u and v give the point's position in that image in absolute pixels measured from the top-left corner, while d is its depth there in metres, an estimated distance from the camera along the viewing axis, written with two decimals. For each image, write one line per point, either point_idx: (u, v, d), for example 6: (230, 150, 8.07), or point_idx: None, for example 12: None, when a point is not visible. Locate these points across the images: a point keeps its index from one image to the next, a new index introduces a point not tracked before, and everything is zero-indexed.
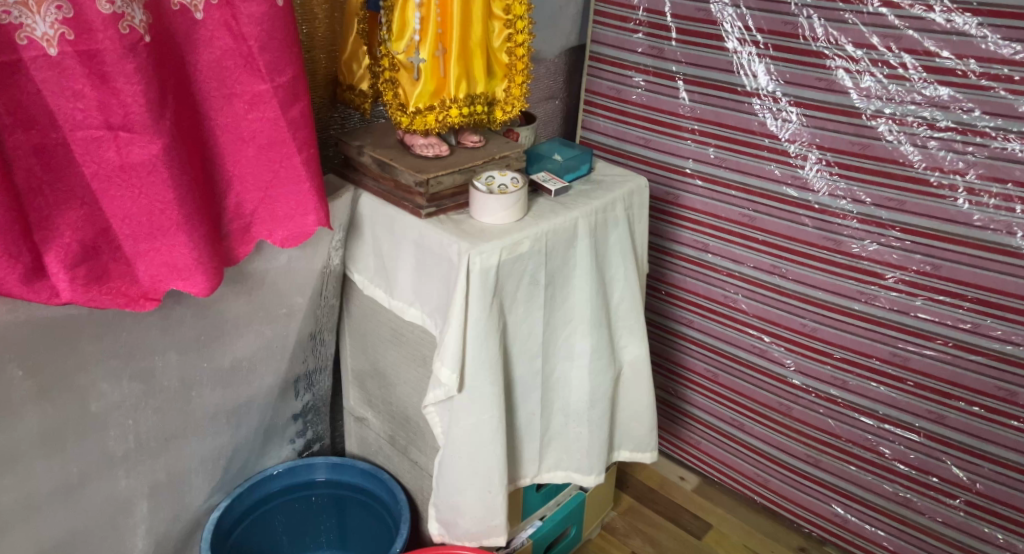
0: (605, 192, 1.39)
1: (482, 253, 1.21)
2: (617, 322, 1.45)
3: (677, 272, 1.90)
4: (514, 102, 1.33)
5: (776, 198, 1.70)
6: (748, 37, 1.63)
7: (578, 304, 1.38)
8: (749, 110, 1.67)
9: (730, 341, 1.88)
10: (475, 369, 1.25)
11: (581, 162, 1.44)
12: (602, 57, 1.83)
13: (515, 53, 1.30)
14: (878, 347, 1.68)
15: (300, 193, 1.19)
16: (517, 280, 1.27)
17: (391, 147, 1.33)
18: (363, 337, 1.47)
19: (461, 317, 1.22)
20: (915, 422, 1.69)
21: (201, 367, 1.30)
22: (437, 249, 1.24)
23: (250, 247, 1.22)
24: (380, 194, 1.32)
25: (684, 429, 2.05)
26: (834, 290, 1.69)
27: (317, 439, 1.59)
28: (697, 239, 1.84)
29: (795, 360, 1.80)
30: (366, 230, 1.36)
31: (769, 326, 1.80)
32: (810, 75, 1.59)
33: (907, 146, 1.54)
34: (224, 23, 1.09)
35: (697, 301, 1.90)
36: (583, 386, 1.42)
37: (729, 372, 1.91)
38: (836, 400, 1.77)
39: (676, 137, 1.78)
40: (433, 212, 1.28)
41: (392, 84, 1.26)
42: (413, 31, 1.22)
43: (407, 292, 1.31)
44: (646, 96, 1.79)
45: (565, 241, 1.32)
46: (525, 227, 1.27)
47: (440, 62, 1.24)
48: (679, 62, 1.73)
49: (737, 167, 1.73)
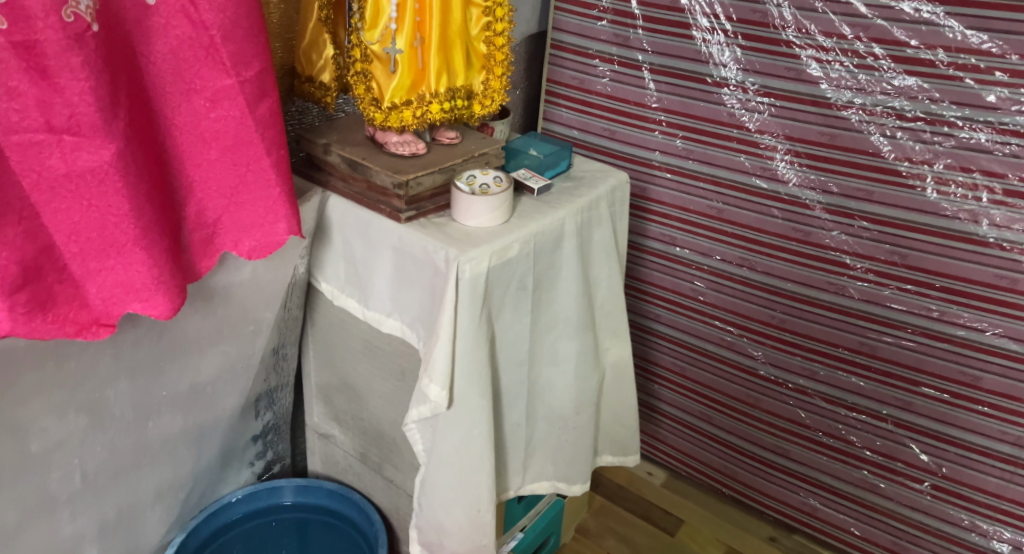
0: (588, 189, 1.32)
1: (471, 259, 1.12)
2: (602, 323, 1.38)
3: (646, 267, 1.84)
4: (494, 96, 1.24)
5: (744, 190, 1.66)
6: (716, 25, 1.58)
7: (564, 307, 1.30)
8: (718, 101, 1.62)
9: (698, 335, 1.82)
10: (464, 383, 1.16)
11: (559, 158, 1.36)
12: (564, 45, 1.75)
13: (494, 43, 1.21)
14: (848, 337, 1.64)
15: (270, 198, 1.04)
16: (505, 286, 1.19)
17: (362, 144, 1.23)
18: (330, 350, 1.36)
19: (450, 329, 1.12)
20: (881, 410, 1.65)
21: (159, 395, 1.11)
22: (421, 256, 1.14)
23: (215, 261, 1.05)
24: (351, 196, 1.21)
25: (652, 425, 1.98)
26: (802, 281, 1.65)
27: (277, 460, 1.48)
28: (665, 233, 1.78)
29: (763, 352, 1.74)
30: (335, 235, 1.24)
31: (738, 319, 1.75)
32: (778, 65, 1.55)
33: (877, 137, 1.50)
34: (182, 9, 0.92)
35: (664, 296, 1.83)
36: (569, 392, 1.35)
37: (697, 365, 1.84)
38: (806, 390, 1.72)
39: (642, 128, 1.72)
40: (413, 216, 1.18)
41: (364, 76, 1.14)
42: (388, 19, 1.11)
43: (385, 302, 1.21)
44: (611, 86, 1.73)
45: (552, 242, 1.24)
46: (514, 230, 1.19)
47: (418, 53, 1.14)
48: (644, 50, 1.66)
49: (705, 159, 1.68)
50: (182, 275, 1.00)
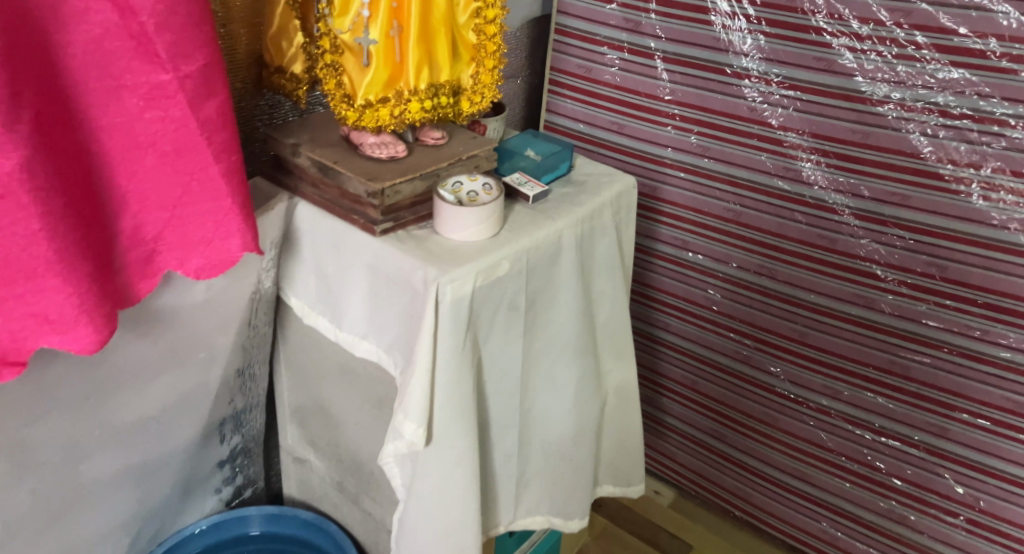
0: (591, 196, 1.18)
1: (453, 280, 0.98)
2: (604, 345, 1.24)
3: (656, 273, 1.69)
4: (483, 92, 1.10)
5: (764, 192, 1.51)
6: (737, 9, 1.42)
7: (562, 329, 1.16)
8: (738, 94, 1.47)
9: (710, 347, 1.67)
10: (445, 420, 1.03)
11: (560, 161, 1.22)
12: (568, 30, 1.60)
13: (485, 31, 1.06)
14: (877, 355, 1.49)
15: (219, 211, 0.91)
16: (494, 308, 1.05)
17: (335, 145, 1.09)
18: (303, 370, 1.24)
19: (429, 360, 0.98)
20: (913, 435, 1.50)
21: (94, 433, 0.96)
22: (397, 276, 1.00)
23: (156, 281, 0.91)
24: (321, 204, 1.08)
25: (660, 440, 1.84)
26: (827, 292, 1.50)
27: (248, 485, 1.36)
28: (677, 236, 1.64)
29: (782, 367, 1.60)
30: (304, 247, 1.11)
31: (755, 331, 1.60)
32: (807, 54, 1.38)
33: (916, 136, 1.34)
34: None
35: (675, 304, 1.69)
36: (567, 421, 1.22)
37: (709, 379, 1.70)
38: (827, 411, 1.58)
39: (653, 122, 1.57)
40: (390, 228, 1.04)
41: (333, 69, 1.01)
42: (360, 5, 0.97)
43: (359, 323, 1.08)
44: (620, 75, 1.58)
45: (548, 257, 1.10)
46: (504, 245, 1.05)
47: (396, 43, 0.99)
48: (657, 37, 1.51)
49: (722, 157, 1.53)
50: (114, 300, 0.86)
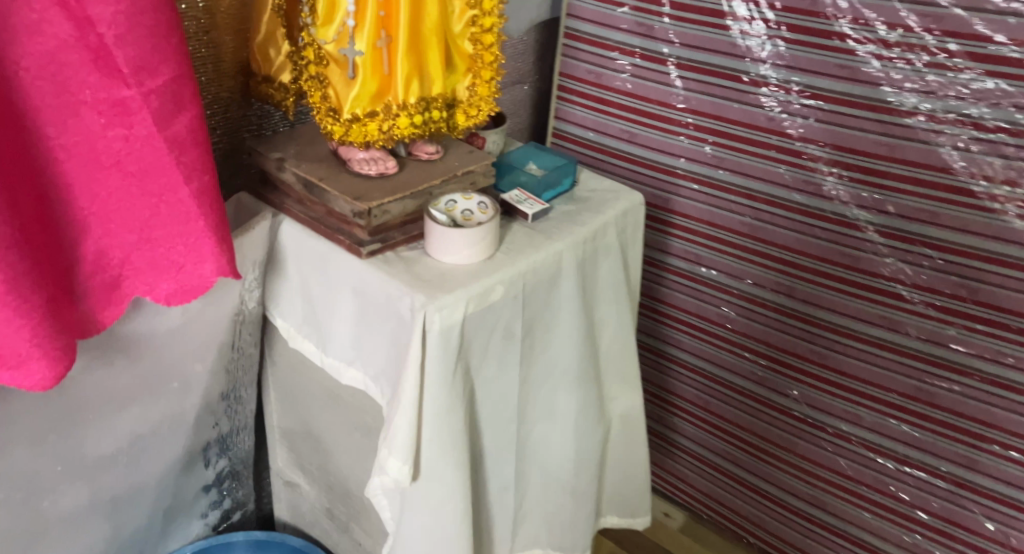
0: (594, 214, 1.11)
1: (442, 308, 0.91)
2: (607, 371, 1.18)
3: (668, 288, 1.61)
4: (480, 104, 1.04)
5: (782, 206, 1.42)
6: (755, 14, 1.33)
7: (562, 356, 1.09)
8: (755, 103, 1.38)
9: (725, 366, 1.59)
10: (433, 455, 0.96)
11: (563, 176, 1.16)
12: (579, 34, 1.53)
13: (481, 40, 1.00)
14: (902, 382, 1.39)
15: (191, 234, 0.85)
16: (487, 335, 0.98)
17: (322, 160, 1.03)
18: (291, 393, 1.18)
19: (415, 393, 0.92)
20: (940, 466, 1.40)
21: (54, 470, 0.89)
22: (383, 302, 0.94)
23: (123, 309, 0.85)
24: (307, 222, 1.02)
25: (672, 461, 1.77)
26: (849, 312, 1.40)
27: (237, 508, 1.30)
28: (689, 251, 1.56)
29: (800, 391, 1.51)
30: (290, 267, 1.05)
31: (771, 352, 1.52)
32: (830, 61, 1.29)
33: (947, 149, 1.24)
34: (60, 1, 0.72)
35: (687, 320, 1.61)
36: (568, 452, 1.15)
37: (723, 400, 1.62)
38: (847, 437, 1.48)
39: (666, 131, 1.50)
40: (377, 249, 0.98)
41: (318, 81, 0.94)
42: (344, 14, 0.90)
43: (345, 349, 1.02)
44: (631, 82, 1.50)
45: (547, 281, 1.03)
46: (498, 268, 0.98)
47: (384, 54, 0.93)
48: (671, 42, 1.43)
49: (738, 169, 1.44)
50: (72, 330, 0.81)
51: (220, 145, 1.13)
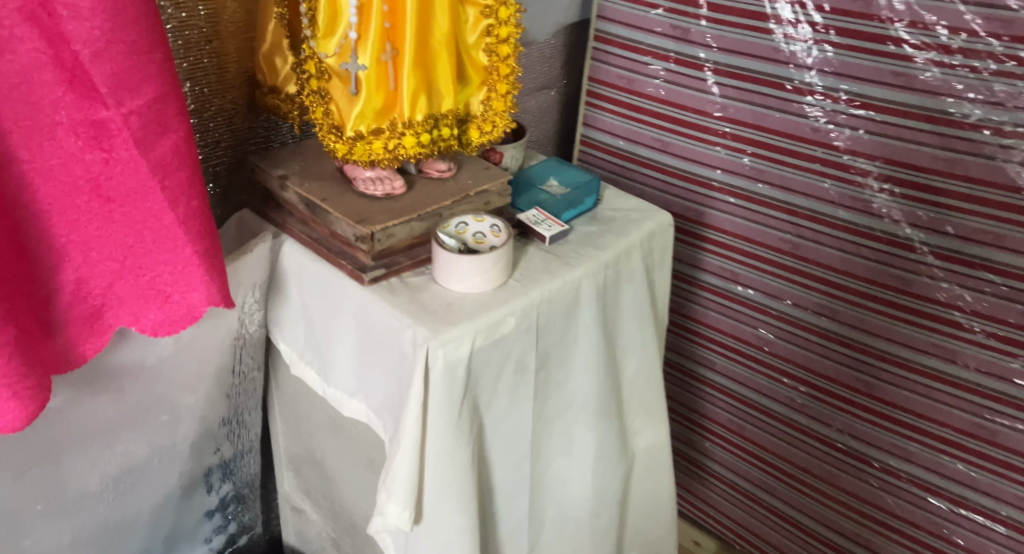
0: (617, 237, 1.03)
1: (447, 343, 0.85)
2: (631, 403, 1.10)
3: (700, 306, 1.48)
4: (495, 120, 0.97)
5: (826, 222, 1.27)
6: (801, 15, 1.19)
7: (579, 389, 1.02)
8: (798, 112, 1.24)
9: (761, 391, 1.45)
10: (435, 497, 0.90)
11: (584, 194, 1.08)
12: (609, 37, 1.40)
13: (496, 52, 0.94)
14: (958, 417, 1.24)
15: (178, 262, 0.79)
16: (497, 369, 0.91)
17: (326, 178, 0.97)
18: (296, 418, 1.13)
19: (417, 433, 0.86)
20: (1000, 510, 1.26)
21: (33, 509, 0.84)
22: (385, 334, 0.88)
23: (105, 340, 0.80)
24: (309, 243, 0.96)
25: (702, 486, 1.63)
26: (900, 340, 1.26)
27: (244, 531, 1.25)
28: (724, 267, 1.42)
29: (843, 421, 1.37)
30: (292, 290, 1.00)
31: (812, 378, 1.38)
32: (884, 68, 1.14)
33: (1016, 166, 1.09)
34: (30, 16, 0.67)
35: (721, 340, 1.48)
36: (586, 488, 1.08)
37: (759, 426, 1.48)
38: (896, 473, 1.34)
39: (701, 141, 1.36)
40: (381, 275, 0.92)
41: (319, 96, 0.87)
42: (347, 24, 0.84)
43: (348, 379, 0.96)
44: (663, 88, 1.37)
45: (563, 310, 0.96)
46: (510, 297, 0.91)
47: (389, 68, 0.87)
48: (707, 46, 1.29)
49: (779, 182, 1.30)
50: (48, 365, 0.76)
51: (225, 160, 1.07)
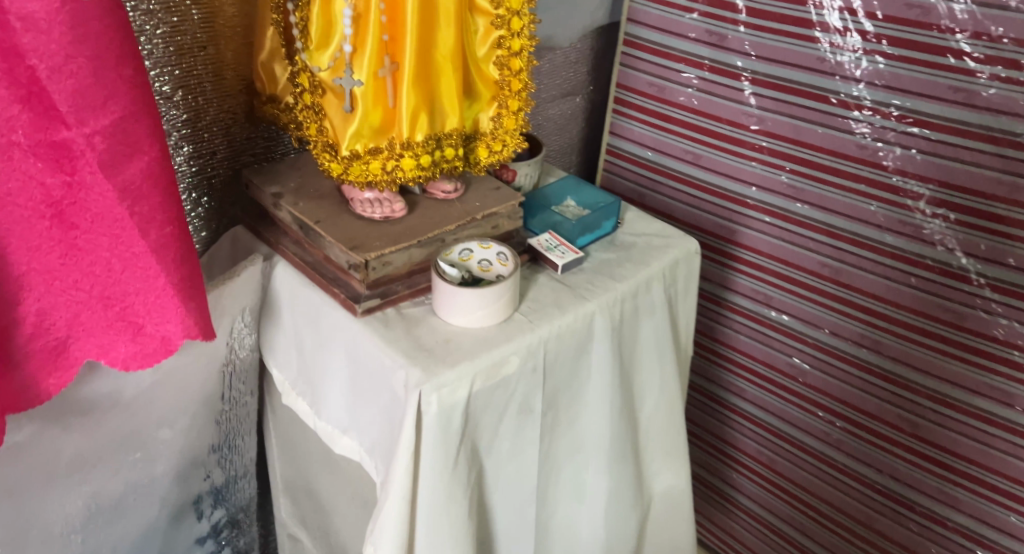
0: (638, 266, 0.95)
1: (442, 387, 0.77)
2: (649, 443, 1.02)
3: (730, 329, 1.36)
4: (505, 139, 0.89)
5: (870, 247, 1.15)
6: (850, 23, 1.07)
7: (592, 432, 0.93)
8: (844, 128, 1.12)
9: (794, 424, 1.34)
10: (429, 551, 0.82)
11: (603, 218, 1.00)
12: (639, 41, 1.29)
13: (508, 66, 0.86)
14: (1014, 465, 1.13)
15: (150, 293, 0.73)
16: (499, 413, 0.83)
17: (322, 196, 0.90)
18: (292, 445, 1.06)
19: (408, 483, 0.78)
20: None
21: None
22: (377, 372, 0.81)
23: (72, 375, 0.74)
24: (301, 267, 0.90)
25: (727, 518, 1.52)
26: (952, 379, 1.14)
27: None
28: (757, 290, 1.30)
29: (883, 461, 1.26)
30: (285, 315, 0.93)
31: (849, 413, 1.27)
32: (941, 83, 1.03)
33: None
34: None
35: (751, 367, 1.36)
36: (597, 535, 1.00)
37: (790, 460, 1.37)
38: (942, 521, 1.22)
39: (736, 154, 1.24)
40: (376, 306, 0.85)
41: (313, 112, 0.81)
42: (341, 36, 0.77)
43: (340, 414, 0.89)
44: (697, 98, 1.26)
45: (575, 348, 0.87)
46: (514, 334, 0.83)
47: (388, 84, 0.80)
48: (745, 54, 1.18)
49: (819, 202, 1.18)
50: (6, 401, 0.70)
51: (221, 173, 1.01)
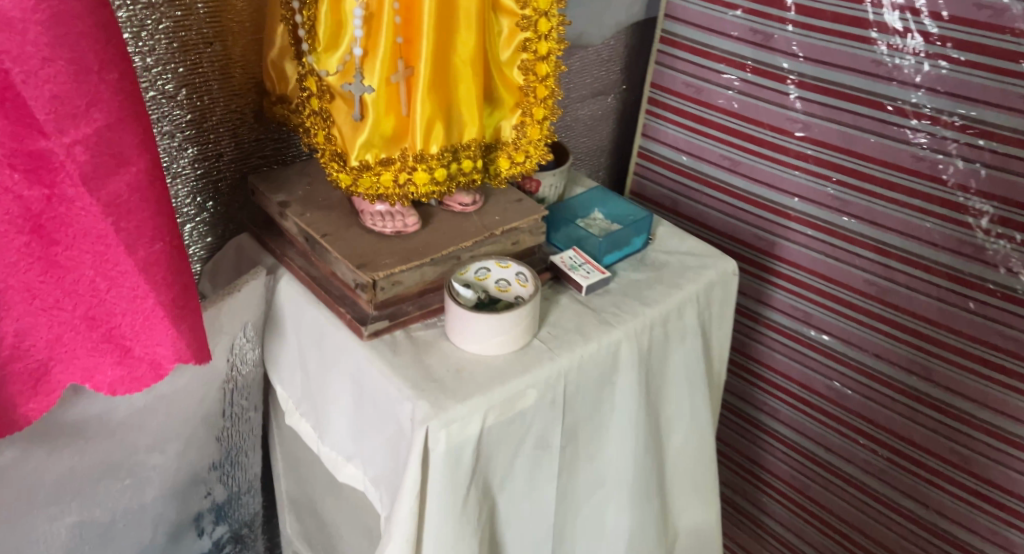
0: (669, 289, 0.88)
1: (451, 423, 0.71)
2: (677, 477, 0.95)
3: (764, 346, 1.28)
4: (529, 149, 0.83)
5: (922, 266, 1.07)
6: (911, 23, 0.99)
7: (615, 467, 0.87)
8: (900, 136, 1.03)
9: (831, 449, 1.26)
10: None
11: (633, 234, 0.93)
12: (677, 39, 1.21)
13: (533, 70, 0.80)
14: None
15: (137, 314, 0.67)
16: (514, 448, 0.77)
17: (331, 207, 0.84)
18: (298, 463, 1.00)
19: (412, 525, 0.72)
20: None
21: None
22: (382, 402, 0.75)
23: (53, 399, 0.69)
24: (307, 282, 0.84)
25: (756, 543, 1.44)
26: (1010, 411, 1.06)
27: None
28: (795, 306, 1.22)
29: (928, 495, 1.18)
30: (289, 332, 0.87)
31: (893, 442, 1.19)
32: (1011, 91, 0.94)
33: None
34: None
35: (786, 387, 1.28)
36: None
37: (826, 487, 1.29)
38: None
39: (778, 162, 1.16)
40: (384, 327, 0.79)
41: (321, 119, 0.74)
42: (351, 38, 0.71)
43: (345, 442, 0.83)
44: (738, 101, 1.17)
45: (598, 379, 0.81)
46: (533, 365, 0.76)
47: (401, 90, 0.73)
48: (792, 55, 1.09)
49: (867, 216, 1.09)
50: None
51: (228, 176, 0.95)
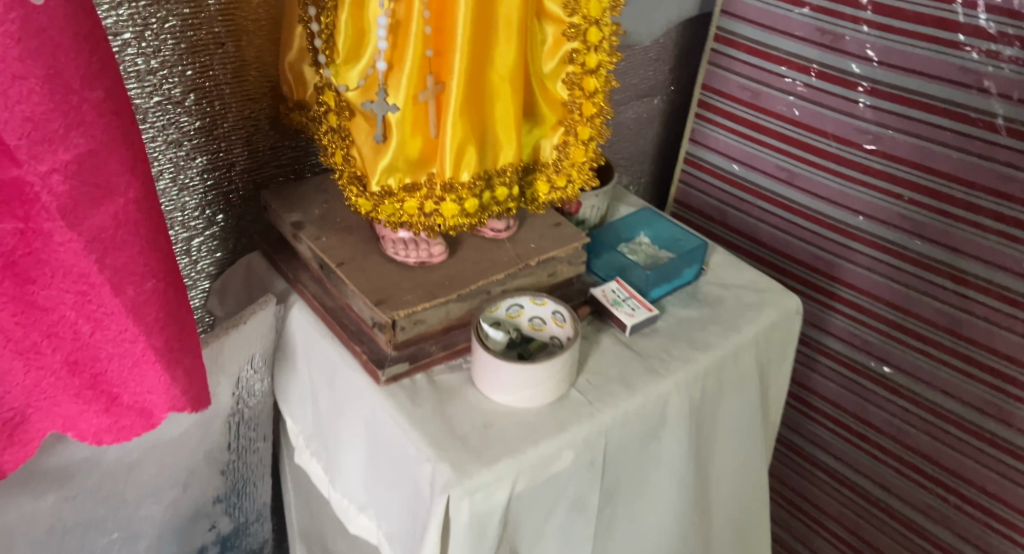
0: (723, 330, 0.78)
1: (476, 491, 0.63)
2: (724, 533, 0.86)
3: (818, 374, 1.18)
4: (572, 173, 0.73)
5: (1005, 297, 0.96)
6: (1006, 27, 0.88)
7: (656, 527, 0.78)
8: (986, 153, 0.92)
9: (888, 489, 1.16)
10: None
11: (683, 264, 0.83)
12: (735, 37, 1.11)
13: (579, 85, 0.70)
14: None
15: (125, 360, 0.59)
16: (546, 513, 0.68)
17: (350, 230, 0.76)
18: (311, 496, 0.93)
19: None
20: None
21: None
22: (400, 459, 0.67)
23: (29, 449, 0.62)
24: (321, 314, 0.76)
25: None
26: None
27: None
28: (855, 334, 1.11)
29: (997, 545, 1.07)
30: (301, 366, 0.80)
31: (960, 487, 1.08)
32: None
33: None
34: None
35: (840, 419, 1.18)
36: None
37: (880, 529, 1.19)
38: None
39: (843, 177, 1.05)
40: (404, 371, 0.71)
41: (338, 137, 0.66)
42: (375, 49, 0.62)
43: (359, 492, 0.75)
44: (800, 107, 1.07)
45: (641, 435, 0.72)
46: (570, 421, 0.68)
47: (430, 108, 0.65)
48: (865, 59, 0.99)
49: (945, 240, 0.98)
50: None
51: (240, 187, 0.87)
